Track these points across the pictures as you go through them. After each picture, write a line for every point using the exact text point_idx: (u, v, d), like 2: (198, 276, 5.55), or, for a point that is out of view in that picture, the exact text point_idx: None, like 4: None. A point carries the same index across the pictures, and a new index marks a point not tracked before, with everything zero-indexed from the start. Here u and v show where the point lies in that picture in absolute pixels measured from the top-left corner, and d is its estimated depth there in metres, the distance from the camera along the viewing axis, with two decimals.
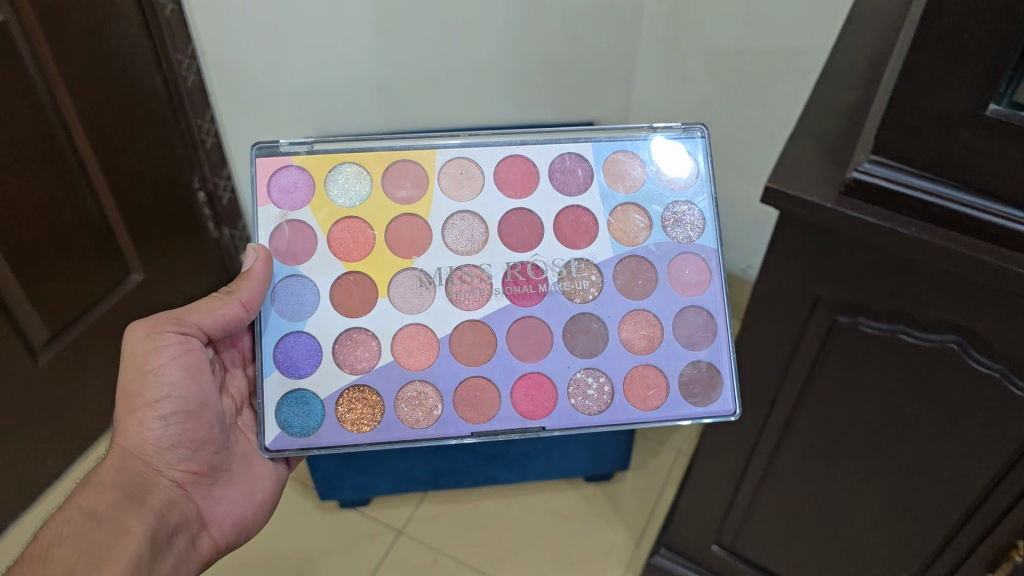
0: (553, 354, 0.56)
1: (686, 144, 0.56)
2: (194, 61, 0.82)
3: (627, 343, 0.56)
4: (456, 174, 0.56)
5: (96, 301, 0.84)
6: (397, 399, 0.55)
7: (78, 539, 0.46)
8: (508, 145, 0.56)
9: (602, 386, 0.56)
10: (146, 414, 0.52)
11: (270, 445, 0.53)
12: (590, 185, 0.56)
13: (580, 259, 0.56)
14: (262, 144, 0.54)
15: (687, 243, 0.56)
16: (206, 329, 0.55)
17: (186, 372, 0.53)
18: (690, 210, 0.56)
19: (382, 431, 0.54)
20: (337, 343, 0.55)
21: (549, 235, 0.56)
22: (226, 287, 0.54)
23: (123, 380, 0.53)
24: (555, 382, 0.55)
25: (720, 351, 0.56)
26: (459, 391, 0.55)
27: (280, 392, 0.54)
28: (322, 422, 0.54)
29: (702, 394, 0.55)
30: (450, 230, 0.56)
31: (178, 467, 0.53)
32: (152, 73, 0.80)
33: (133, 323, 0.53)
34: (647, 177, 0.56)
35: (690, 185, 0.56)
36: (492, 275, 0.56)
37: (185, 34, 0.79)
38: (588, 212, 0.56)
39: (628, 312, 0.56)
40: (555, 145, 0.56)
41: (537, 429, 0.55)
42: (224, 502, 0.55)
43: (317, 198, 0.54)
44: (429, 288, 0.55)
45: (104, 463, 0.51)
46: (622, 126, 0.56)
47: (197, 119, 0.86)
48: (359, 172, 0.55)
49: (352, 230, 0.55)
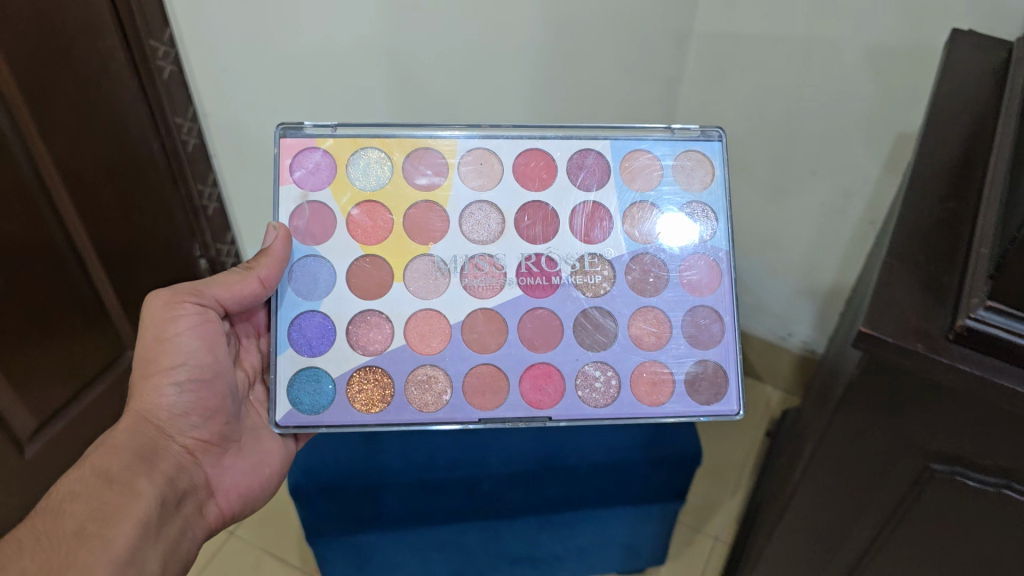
0: (562, 346, 0.56)
1: (703, 145, 0.57)
2: (195, 124, 0.80)
3: (636, 339, 0.56)
4: (476, 165, 0.57)
5: (106, 367, 0.89)
6: (408, 381, 0.56)
7: (90, 497, 0.47)
8: (527, 137, 0.56)
9: (609, 380, 0.56)
10: (160, 380, 0.53)
11: (280, 420, 0.54)
12: (607, 182, 0.57)
13: (594, 254, 0.57)
14: (287, 125, 0.55)
15: (701, 244, 0.57)
16: (224, 302, 0.56)
17: (203, 342, 0.55)
18: (704, 211, 0.57)
19: (391, 413, 0.55)
20: (351, 324, 0.56)
21: (564, 229, 0.57)
22: (245, 263, 0.55)
23: (141, 347, 0.54)
24: (563, 374, 0.56)
25: (725, 351, 0.56)
26: (468, 377, 0.56)
27: (292, 368, 0.55)
28: (333, 400, 0.55)
29: (707, 393, 0.56)
30: (468, 218, 0.56)
31: (189, 435, 0.54)
32: (149, 141, 0.79)
33: (154, 292, 0.55)
34: (663, 178, 0.57)
35: (706, 187, 0.57)
36: (506, 265, 0.56)
37: (184, 94, 0.77)
38: (603, 208, 0.57)
39: (638, 308, 0.57)
40: (575, 140, 0.57)
41: (543, 420, 0.56)
42: (233, 473, 0.57)
43: (338, 181, 0.55)
44: (444, 276, 0.56)
45: (118, 425, 0.52)
46: (642, 125, 0.57)
47: (199, 184, 0.85)
48: (381, 157, 0.56)
49: (372, 215, 0.56)
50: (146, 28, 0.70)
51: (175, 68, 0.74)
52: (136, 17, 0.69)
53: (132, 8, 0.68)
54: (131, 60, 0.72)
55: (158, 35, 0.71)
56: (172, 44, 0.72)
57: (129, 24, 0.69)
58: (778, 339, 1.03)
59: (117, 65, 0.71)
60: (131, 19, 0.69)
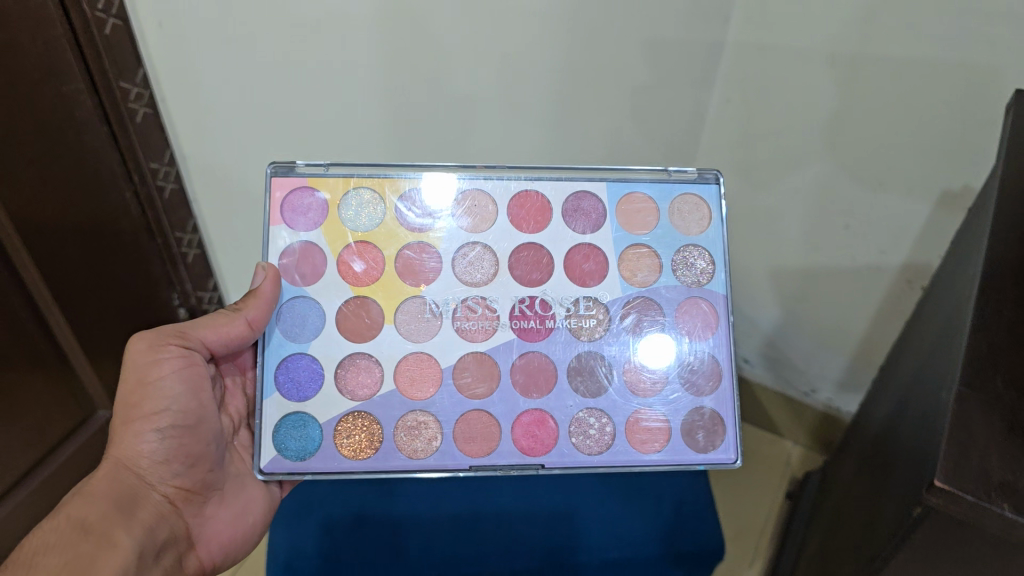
0: (556, 392, 0.55)
1: (700, 189, 0.57)
2: (171, 168, 0.71)
3: (631, 384, 0.55)
4: (470, 206, 0.56)
5: (71, 434, 0.76)
6: (397, 427, 0.54)
7: (66, 549, 0.45)
8: (522, 179, 0.56)
9: (603, 427, 0.55)
10: (142, 426, 0.51)
11: (264, 467, 0.52)
12: (602, 224, 0.56)
13: (589, 297, 0.56)
14: (277, 163, 0.54)
15: (696, 287, 0.56)
16: (209, 344, 0.55)
17: (187, 386, 0.53)
18: (700, 255, 0.57)
19: (379, 459, 0.53)
20: (340, 367, 0.54)
21: (559, 271, 0.56)
22: (233, 304, 0.54)
23: (122, 391, 0.52)
24: (556, 420, 0.55)
25: (722, 398, 0.55)
26: (459, 424, 0.54)
27: (278, 413, 0.53)
28: (320, 446, 0.53)
29: (704, 441, 0.55)
30: (461, 260, 0.56)
31: (170, 483, 0.52)
32: (120, 190, 0.67)
33: (136, 335, 0.53)
34: (660, 222, 0.56)
35: (703, 232, 0.57)
36: (499, 309, 0.55)
37: (161, 138, 0.68)
38: (598, 250, 0.56)
39: (632, 353, 0.56)
40: (570, 183, 0.57)
41: (536, 467, 0.54)
42: (216, 522, 0.55)
43: (330, 221, 0.55)
44: (436, 319, 0.55)
45: (96, 473, 0.50)
46: (638, 169, 0.57)
47: (177, 232, 0.76)
48: (374, 197, 0.55)
49: (364, 255, 0.55)
50: (117, 67, 0.60)
51: (149, 109, 0.65)
52: (105, 58, 0.59)
53: (94, 41, 0.57)
54: (100, 105, 0.61)
55: (131, 75, 0.62)
56: (145, 85, 0.63)
57: (98, 64, 0.59)
58: (801, 395, 1.00)
59: (83, 111, 0.60)
60: (100, 59, 0.58)
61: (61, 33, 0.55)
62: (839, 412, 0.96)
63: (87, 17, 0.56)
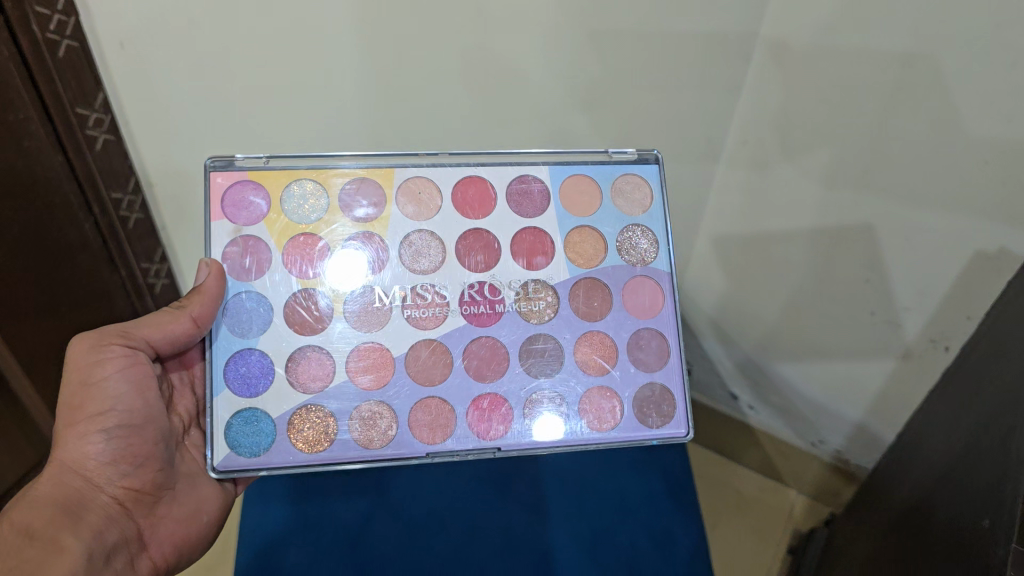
0: (510, 374, 0.55)
1: (639, 170, 0.58)
2: (135, 198, 0.72)
3: (582, 364, 0.56)
4: (416, 194, 0.56)
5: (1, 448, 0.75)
6: (351, 418, 0.54)
7: (8, 555, 0.44)
8: (465, 165, 0.56)
9: (557, 408, 0.55)
10: (87, 428, 0.50)
11: (218, 465, 0.52)
12: (547, 208, 0.57)
13: (537, 280, 0.56)
14: (216, 158, 0.54)
15: (641, 265, 0.58)
16: (154, 343, 0.54)
17: (133, 385, 0.53)
18: (644, 234, 0.58)
19: (334, 451, 0.53)
20: (291, 361, 0.54)
21: (507, 255, 0.56)
22: (177, 302, 0.53)
23: (65, 394, 0.51)
24: (511, 402, 0.55)
25: (670, 372, 0.57)
26: (415, 412, 0.54)
27: (229, 411, 0.53)
28: (273, 441, 0.52)
29: (656, 415, 0.56)
30: (407, 248, 0.55)
31: (119, 484, 0.51)
32: (80, 223, 0.68)
33: (77, 337, 0.52)
34: (603, 203, 0.58)
35: (645, 211, 0.58)
36: (448, 295, 0.56)
37: (124, 165, 0.69)
38: (544, 233, 0.57)
39: (582, 334, 0.57)
40: (514, 168, 0.57)
41: (493, 450, 0.54)
42: (172, 522, 0.55)
43: (272, 215, 0.54)
44: (384, 308, 0.55)
45: (40, 477, 0.50)
46: (580, 151, 0.58)
47: (143, 262, 0.79)
48: (316, 188, 0.55)
49: (308, 247, 0.55)
50: (73, 93, 0.60)
51: (109, 136, 0.65)
52: (59, 82, 0.59)
53: (45, 62, 0.57)
54: (53, 132, 0.61)
55: (89, 99, 0.62)
56: (105, 110, 0.63)
57: (52, 89, 0.58)
58: (809, 446, 0.96)
59: (35, 141, 0.60)
60: (54, 85, 0.58)
61: (7, 56, 0.55)
62: (847, 464, 0.93)
63: (36, 39, 0.55)
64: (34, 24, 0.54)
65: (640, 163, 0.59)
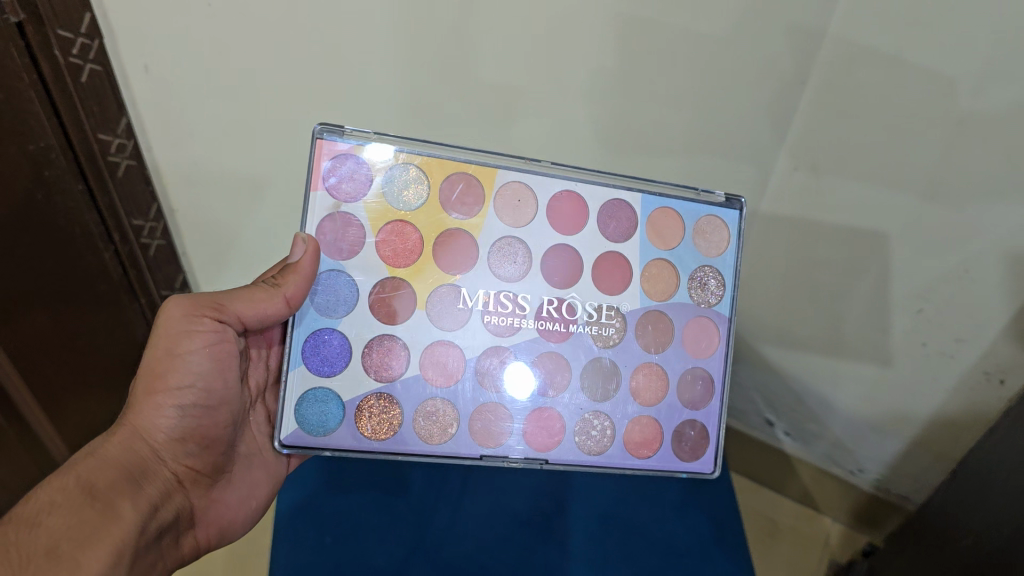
0: (569, 393, 0.65)
1: (722, 213, 0.68)
2: (156, 224, 0.85)
3: (636, 393, 0.66)
4: (514, 200, 0.64)
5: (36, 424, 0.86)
6: (416, 413, 0.63)
7: (69, 511, 0.45)
8: (565, 180, 0.65)
9: (604, 429, 0.66)
10: (164, 399, 0.53)
11: (286, 440, 0.60)
12: (632, 235, 0.66)
13: (612, 306, 0.66)
14: (328, 126, 0.60)
15: (705, 306, 0.67)
16: (245, 319, 0.56)
17: (211, 362, 0.55)
18: (714, 275, 0.67)
19: (398, 441, 0.62)
20: (368, 347, 0.63)
21: (587, 274, 0.65)
22: (273, 280, 0.55)
23: (147, 359, 0.54)
24: (563, 418, 0.65)
25: (709, 417, 0.68)
26: (474, 416, 0.64)
27: (302, 388, 0.62)
28: (340, 423, 0.62)
29: (690, 452, 0.67)
30: (497, 252, 0.64)
31: (180, 461, 0.55)
32: (100, 251, 0.81)
33: (173, 298, 0.54)
34: (684, 240, 0.67)
35: (721, 254, 0.67)
36: (528, 306, 0.65)
37: (145, 192, 0.80)
38: (625, 258, 0.66)
39: (640, 364, 0.67)
40: (607, 193, 0.66)
41: (542, 461, 0.65)
42: (209, 502, 0.59)
43: (372, 195, 0.61)
44: (465, 309, 0.64)
45: (111, 436, 0.52)
46: (674, 186, 0.67)
47: (161, 288, 0.92)
48: (419, 176, 0.62)
49: (401, 234, 0.63)
50: (96, 120, 0.70)
51: (130, 161, 0.76)
52: (82, 112, 0.68)
53: (66, 86, 0.66)
54: (75, 160, 0.71)
55: (112, 125, 0.72)
56: (126, 136, 0.74)
57: (73, 117, 0.68)
58: (848, 474, 1.12)
59: (56, 169, 0.70)
60: (76, 113, 0.68)
61: (30, 84, 0.63)
62: (888, 493, 1.07)
63: (59, 63, 0.63)
64: (58, 48, 0.63)
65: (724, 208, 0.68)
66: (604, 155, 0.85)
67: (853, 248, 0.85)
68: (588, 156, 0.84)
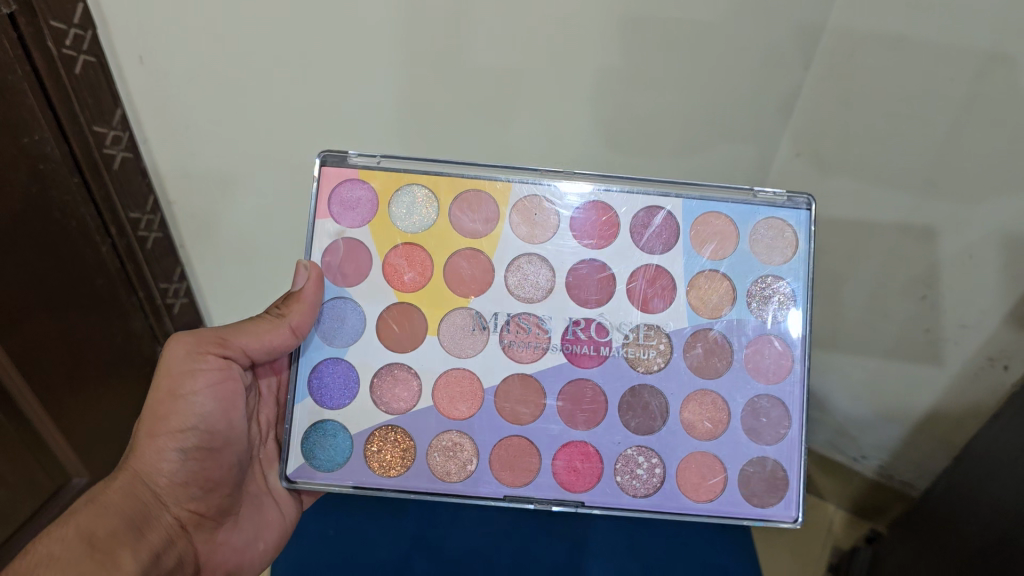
0: (604, 427, 0.62)
1: (786, 215, 0.63)
2: (153, 217, 0.81)
3: (690, 426, 0.63)
4: (530, 213, 0.63)
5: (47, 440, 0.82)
6: (431, 447, 0.62)
7: (66, 565, 0.48)
8: (588, 189, 0.63)
9: (652, 469, 0.62)
10: (167, 443, 0.57)
11: (292, 474, 0.60)
12: (674, 245, 0.63)
13: (651, 324, 0.63)
14: (331, 154, 0.62)
15: (772, 324, 0.63)
16: (249, 351, 0.61)
17: (214, 402, 0.59)
18: (780, 285, 0.63)
19: (409, 478, 0.61)
20: (376, 376, 0.62)
21: (620, 292, 0.63)
22: (276, 311, 0.60)
23: (151, 401, 0.57)
24: (603, 456, 0.62)
25: (784, 454, 0.63)
26: (496, 451, 0.62)
27: (308, 420, 0.61)
28: (347, 460, 0.61)
29: (759, 498, 0.62)
30: (515, 271, 0.63)
31: (184, 505, 0.58)
32: (96, 245, 0.78)
33: (176, 338, 0.59)
34: (739, 246, 0.63)
35: (787, 262, 0.63)
36: (552, 327, 0.63)
37: (142, 183, 0.77)
38: (666, 271, 0.63)
39: (694, 393, 0.63)
40: (644, 199, 0.64)
41: (577, 502, 0.62)
42: (213, 546, 0.61)
43: (378, 218, 0.62)
44: (482, 334, 0.63)
45: (114, 483, 0.55)
46: (725, 189, 0.63)
47: (161, 283, 0.89)
48: (426, 195, 0.63)
49: (411, 255, 0.63)
50: (91, 111, 0.68)
51: (126, 153, 0.74)
52: (75, 102, 0.66)
53: (61, 80, 0.64)
54: (71, 152, 0.69)
55: (107, 117, 0.70)
56: (122, 128, 0.72)
57: (68, 110, 0.66)
58: (851, 461, 1.06)
59: (51, 162, 0.67)
60: (70, 103, 0.66)
61: (23, 75, 0.61)
62: (890, 480, 1.01)
63: (53, 56, 0.62)
64: (50, 40, 0.61)
65: (788, 210, 0.63)
66: (607, 146, 0.83)
67: (868, 241, 0.85)
68: (594, 146, 0.83)
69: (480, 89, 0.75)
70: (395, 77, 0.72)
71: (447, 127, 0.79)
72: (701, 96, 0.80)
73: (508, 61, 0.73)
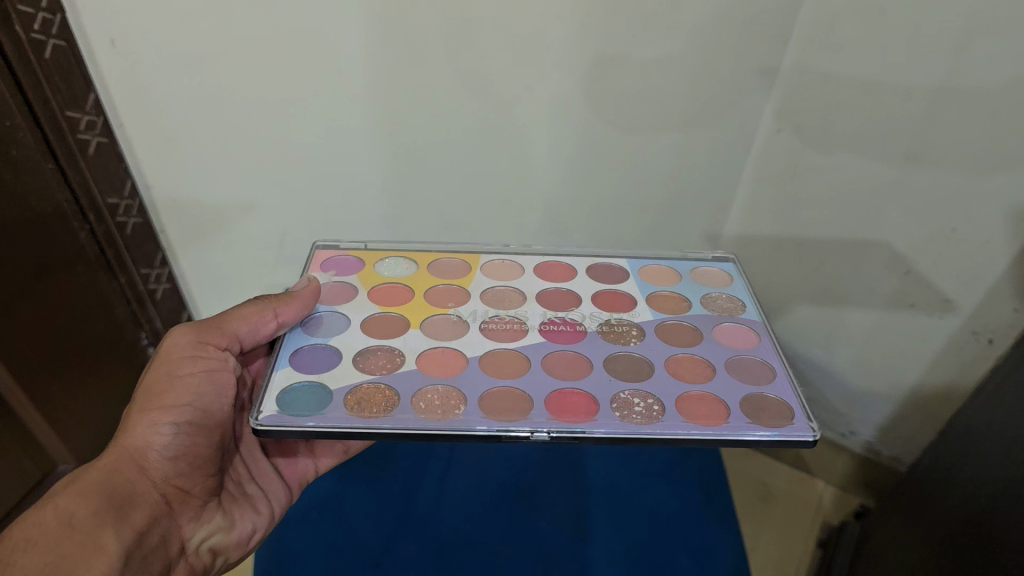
0: (595, 375, 0.58)
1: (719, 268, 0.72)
2: (133, 202, 0.79)
3: (673, 371, 0.59)
4: (498, 269, 0.70)
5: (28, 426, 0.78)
6: (416, 398, 0.56)
7: (46, 549, 0.47)
8: (547, 255, 0.72)
9: (651, 405, 0.56)
10: (161, 417, 0.56)
11: (262, 416, 0.53)
12: (628, 281, 0.69)
13: (620, 317, 0.64)
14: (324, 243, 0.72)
15: (732, 315, 0.65)
16: (241, 336, 0.62)
17: (209, 385, 0.59)
18: (731, 299, 0.67)
19: (393, 415, 0.53)
20: (358, 355, 0.59)
21: (586, 301, 0.66)
22: (267, 303, 0.61)
23: (149, 381, 0.58)
24: (595, 395, 0.56)
25: (781, 388, 0.58)
26: (482, 398, 0.56)
27: (285, 381, 0.57)
28: (325, 408, 0.54)
29: (772, 419, 0.55)
30: (490, 295, 0.66)
31: (172, 481, 0.56)
32: (74, 231, 0.75)
33: (178, 329, 0.60)
34: (685, 281, 0.70)
35: (730, 286, 0.69)
36: (528, 318, 0.63)
37: (120, 170, 0.75)
38: (629, 294, 0.67)
39: (671, 356, 0.61)
40: (598, 262, 0.72)
41: (580, 432, 0.53)
42: (198, 527, 0.60)
43: (363, 272, 0.69)
44: (462, 322, 0.63)
45: (103, 459, 0.54)
46: (663, 252, 0.73)
47: (143, 269, 0.85)
48: (406, 262, 0.70)
49: (394, 289, 0.67)
50: (63, 97, 0.66)
51: (101, 139, 0.72)
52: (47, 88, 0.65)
53: (32, 65, 0.63)
54: (44, 139, 0.67)
55: (80, 103, 0.68)
56: (96, 113, 0.70)
57: (38, 94, 0.65)
58: (840, 436, 1.05)
59: (25, 148, 0.66)
60: (41, 90, 0.65)
61: None
62: (878, 456, 1.01)
63: (21, 40, 0.61)
64: (18, 24, 0.60)
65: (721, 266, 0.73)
66: (586, 128, 0.80)
67: (845, 230, 0.84)
68: (567, 130, 0.80)
69: (453, 72, 0.73)
70: (369, 58, 0.70)
71: (417, 112, 0.76)
72: (675, 82, 0.78)
73: (478, 43, 0.71)
